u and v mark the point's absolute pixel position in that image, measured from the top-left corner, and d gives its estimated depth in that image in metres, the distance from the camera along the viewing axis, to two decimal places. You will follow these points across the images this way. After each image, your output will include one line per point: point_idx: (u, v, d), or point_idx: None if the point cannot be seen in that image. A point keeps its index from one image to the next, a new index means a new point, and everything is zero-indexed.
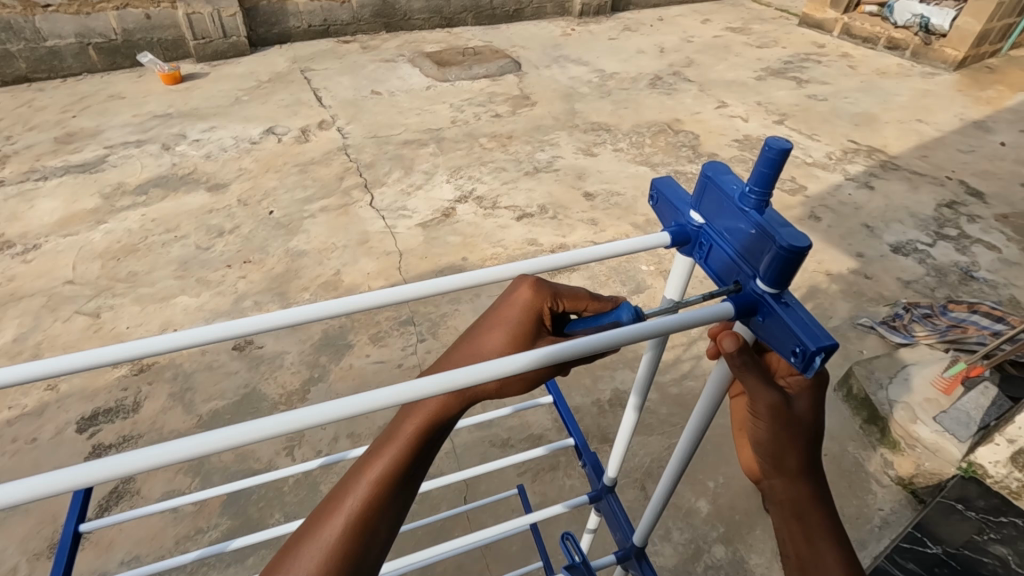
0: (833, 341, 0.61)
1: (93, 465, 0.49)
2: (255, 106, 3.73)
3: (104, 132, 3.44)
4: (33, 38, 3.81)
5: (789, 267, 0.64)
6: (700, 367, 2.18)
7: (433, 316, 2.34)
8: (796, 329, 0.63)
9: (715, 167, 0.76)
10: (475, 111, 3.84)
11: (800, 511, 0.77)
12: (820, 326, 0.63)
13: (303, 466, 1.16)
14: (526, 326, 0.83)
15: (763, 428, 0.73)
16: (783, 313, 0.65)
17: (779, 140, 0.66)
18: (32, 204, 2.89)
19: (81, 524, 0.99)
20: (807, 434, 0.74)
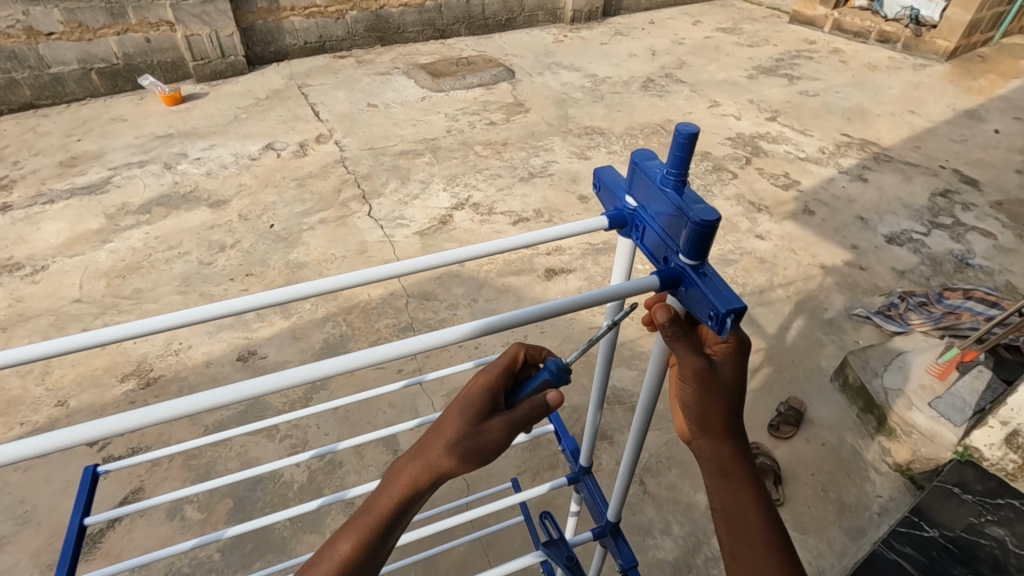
0: (743, 305, 0.64)
1: (85, 426, 0.59)
2: (254, 123, 3.80)
3: (107, 154, 3.52)
4: (37, 65, 3.90)
5: (704, 240, 0.66)
6: None
7: (430, 322, 2.39)
8: (710, 296, 0.66)
9: (642, 153, 0.80)
10: (470, 119, 3.90)
11: (727, 470, 0.81)
12: (731, 291, 0.66)
13: (294, 458, 1.20)
14: (486, 400, 0.79)
15: (689, 391, 0.76)
16: (701, 282, 0.68)
17: (687, 124, 0.69)
18: (37, 227, 2.95)
19: (86, 518, 0.99)
20: (729, 395, 0.77)
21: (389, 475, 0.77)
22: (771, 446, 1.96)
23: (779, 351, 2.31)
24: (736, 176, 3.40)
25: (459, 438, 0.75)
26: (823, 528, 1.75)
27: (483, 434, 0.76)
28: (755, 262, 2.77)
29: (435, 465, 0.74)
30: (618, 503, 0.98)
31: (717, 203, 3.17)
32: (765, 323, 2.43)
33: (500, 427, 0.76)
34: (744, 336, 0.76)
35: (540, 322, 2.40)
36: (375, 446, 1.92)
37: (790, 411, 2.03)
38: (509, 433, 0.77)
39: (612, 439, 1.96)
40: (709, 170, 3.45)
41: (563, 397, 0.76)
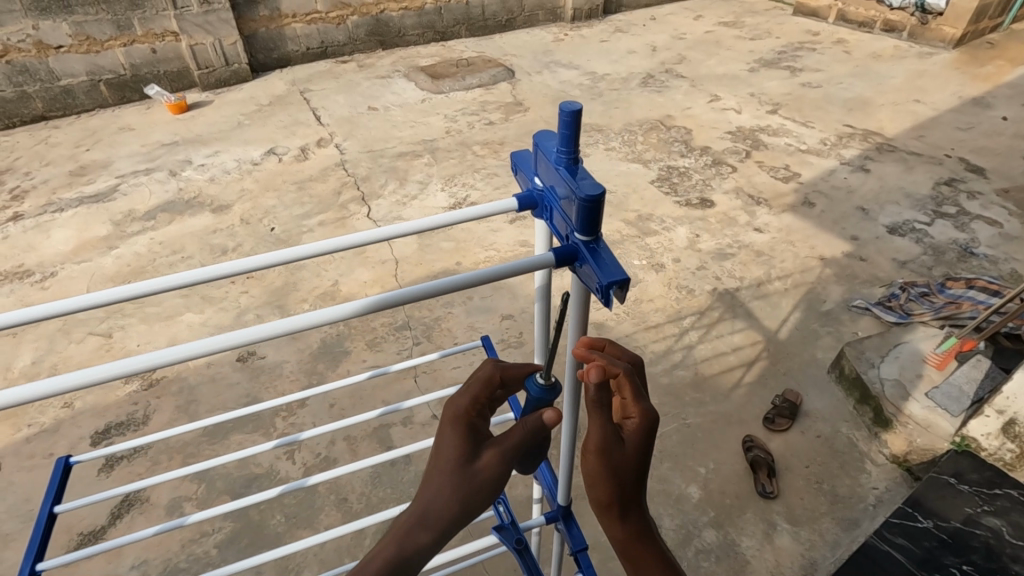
0: (627, 276, 0.66)
1: (68, 376, 0.60)
2: (256, 128, 3.87)
3: (114, 163, 3.60)
4: (47, 78, 4.00)
5: (591, 214, 0.68)
6: (690, 356, 2.24)
7: (426, 320, 2.41)
8: (595, 267, 0.67)
9: (545, 134, 0.83)
10: (469, 120, 3.93)
11: (632, 548, 0.79)
12: (617, 264, 0.67)
13: (257, 448, 1.20)
14: (465, 439, 0.75)
15: (588, 465, 0.74)
16: (591, 256, 0.69)
17: (571, 102, 0.73)
18: (47, 235, 3.03)
19: (58, 504, 0.96)
20: (629, 473, 0.75)
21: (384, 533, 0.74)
22: (766, 438, 1.95)
23: (775, 344, 2.30)
24: (735, 169, 3.38)
25: (450, 482, 0.73)
26: (815, 520, 1.73)
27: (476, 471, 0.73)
28: (752, 255, 2.75)
29: (431, 513, 0.73)
30: (565, 486, 0.94)
31: (716, 197, 3.16)
32: (761, 316, 2.41)
33: (490, 460, 0.74)
34: (648, 412, 0.75)
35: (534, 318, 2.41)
36: (369, 442, 1.95)
37: (785, 403, 2.02)
38: (502, 463, 0.74)
39: None
40: (708, 165, 3.43)
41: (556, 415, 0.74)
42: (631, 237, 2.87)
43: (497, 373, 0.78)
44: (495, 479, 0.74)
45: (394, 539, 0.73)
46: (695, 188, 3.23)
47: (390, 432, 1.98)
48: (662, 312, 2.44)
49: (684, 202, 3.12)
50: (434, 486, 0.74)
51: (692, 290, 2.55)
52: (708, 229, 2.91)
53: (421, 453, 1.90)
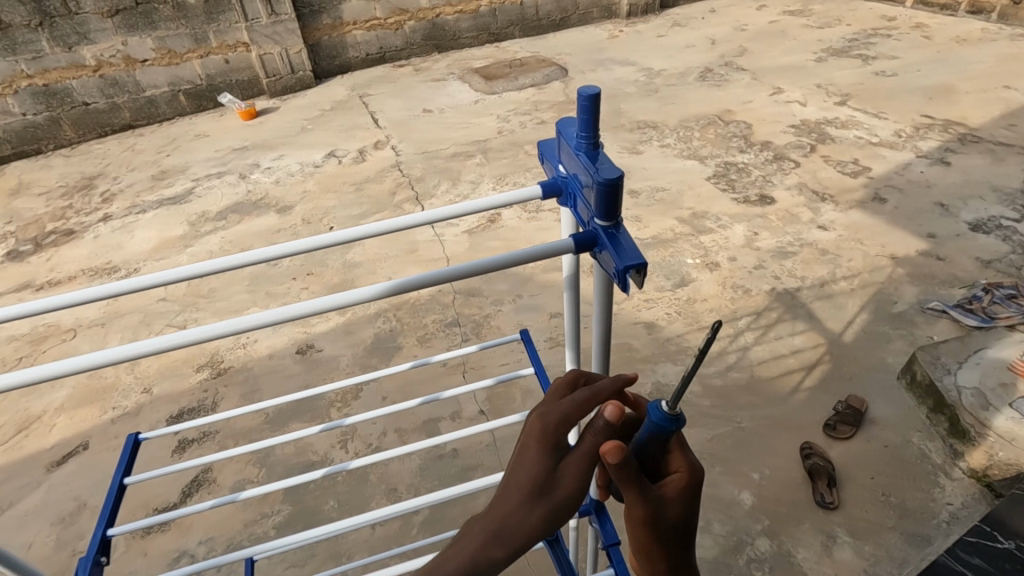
0: (644, 261, 0.65)
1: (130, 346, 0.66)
2: (318, 133, 4.04)
3: (191, 167, 3.86)
4: (134, 90, 4.34)
5: (610, 199, 0.67)
6: (746, 358, 2.16)
7: (476, 317, 2.44)
8: (613, 252, 0.67)
9: (567, 121, 0.83)
10: (521, 120, 3.95)
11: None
12: (635, 248, 0.67)
13: (304, 432, 1.21)
14: (549, 445, 0.64)
15: (637, 535, 0.66)
16: (610, 240, 0.68)
17: (590, 87, 0.73)
18: (131, 235, 3.29)
19: (127, 476, 1.02)
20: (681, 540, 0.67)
21: (453, 540, 0.62)
22: (827, 446, 1.85)
23: (839, 347, 2.17)
24: (799, 164, 3.22)
25: (530, 493, 0.62)
26: (879, 534, 1.63)
27: (559, 481, 0.63)
28: (815, 253, 2.62)
29: (510, 524, 0.61)
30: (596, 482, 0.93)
31: (777, 193, 3.02)
32: (825, 318, 2.29)
33: (575, 471, 0.63)
34: (692, 469, 0.65)
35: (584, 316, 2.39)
36: (418, 434, 1.99)
37: (848, 410, 1.91)
38: (586, 477, 0.63)
39: None
40: (769, 160, 3.29)
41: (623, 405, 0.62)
42: (685, 235, 2.79)
43: (595, 393, 0.68)
44: (578, 493, 0.63)
45: (466, 548, 0.61)
46: (754, 185, 3.10)
47: (439, 424, 2.02)
48: (717, 312, 2.36)
49: (742, 199, 3.00)
50: (512, 496, 0.62)
51: (749, 290, 2.46)
52: (768, 227, 2.79)
53: (469, 448, 1.93)
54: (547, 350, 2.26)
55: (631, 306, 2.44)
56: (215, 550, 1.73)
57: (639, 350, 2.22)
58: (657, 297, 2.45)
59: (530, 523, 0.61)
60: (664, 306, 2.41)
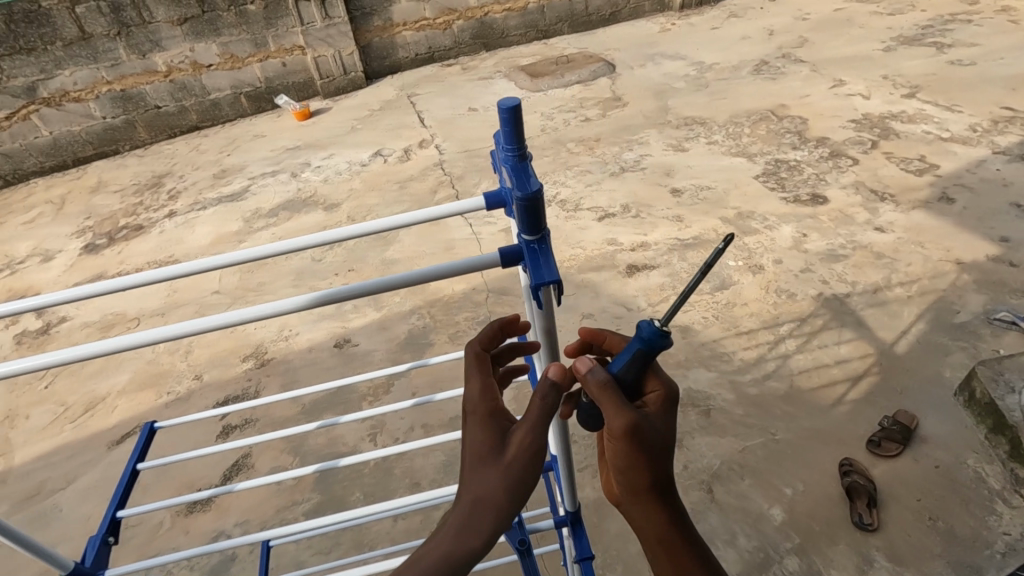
0: (554, 278, 0.72)
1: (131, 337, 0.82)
2: (366, 132, 4.15)
3: (248, 166, 4.06)
4: (200, 94, 4.61)
5: (527, 216, 0.71)
6: (786, 367, 2.06)
7: (509, 316, 2.44)
8: (531, 268, 0.73)
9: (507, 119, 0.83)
10: (565, 117, 3.91)
11: (667, 536, 0.76)
12: (549, 265, 0.73)
13: (300, 429, 1.33)
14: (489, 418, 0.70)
15: (619, 451, 0.70)
16: (529, 255, 0.74)
17: (509, 98, 0.71)
18: (192, 230, 3.50)
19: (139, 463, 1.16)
20: (663, 454, 0.71)
21: (428, 541, 0.66)
22: (869, 463, 1.73)
23: (890, 357, 2.03)
24: (857, 162, 3.03)
25: (488, 466, 0.67)
26: (923, 561, 1.52)
27: (510, 446, 0.68)
28: (870, 257, 2.46)
29: (475, 502, 0.65)
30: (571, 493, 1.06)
31: (830, 192, 2.86)
32: (875, 326, 2.15)
33: (522, 432, 0.68)
34: (669, 383, 0.73)
35: (616, 318, 2.35)
36: (444, 431, 2.02)
37: (896, 426, 1.78)
38: (536, 435, 0.68)
39: (681, 441, 1.87)
40: (824, 157, 3.11)
41: (563, 365, 0.69)
42: (728, 235, 2.69)
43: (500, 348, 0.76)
44: (531, 452, 0.67)
45: (440, 542, 0.64)
46: (806, 184, 2.94)
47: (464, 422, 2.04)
48: (757, 317, 2.26)
49: (792, 199, 2.86)
50: (472, 477, 0.67)
51: (793, 294, 2.34)
52: (819, 228, 2.64)
53: None
54: None
55: (666, 308, 2.37)
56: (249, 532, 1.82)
57: (671, 354, 2.16)
58: (694, 300, 2.37)
59: (495, 495, 0.65)
60: (701, 309, 2.33)
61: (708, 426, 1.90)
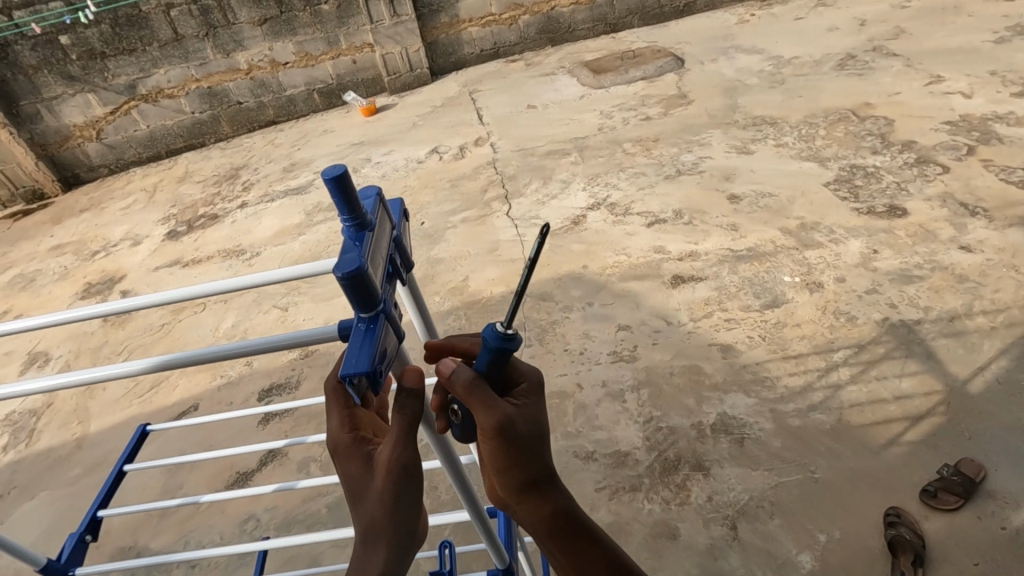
0: (370, 367, 0.59)
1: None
2: (426, 129, 4.22)
3: (315, 161, 4.24)
4: (277, 90, 4.87)
5: (352, 292, 0.61)
6: (836, 398, 1.88)
7: (543, 322, 2.40)
8: (349, 353, 0.61)
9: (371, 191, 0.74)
10: (625, 116, 3.78)
11: (559, 525, 0.74)
12: (371, 350, 0.60)
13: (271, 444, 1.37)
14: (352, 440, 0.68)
15: (494, 453, 0.67)
16: (357, 338, 0.62)
17: (335, 168, 0.64)
18: (259, 221, 3.71)
19: (124, 466, 1.34)
20: (537, 447, 0.69)
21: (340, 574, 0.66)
22: (920, 517, 1.56)
23: (960, 397, 1.81)
24: (947, 169, 2.72)
25: (367, 494, 0.66)
26: None
27: (378, 468, 0.65)
28: (950, 279, 2.20)
29: (369, 527, 0.65)
30: (486, 528, 0.90)
31: (911, 204, 2.58)
32: (947, 360, 1.92)
33: (387, 450, 0.65)
34: (534, 375, 0.71)
35: (654, 331, 2.24)
36: None
37: (957, 477, 1.58)
38: (401, 447, 0.65)
39: (708, 470, 1.77)
40: (909, 164, 2.81)
41: (422, 366, 0.65)
42: (787, 248, 2.49)
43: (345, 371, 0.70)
44: (402, 462, 0.65)
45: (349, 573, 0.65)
46: (883, 193, 2.67)
47: None
48: (809, 341, 2.08)
49: (865, 209, 2.60)
50: (358, 507, 0.66)
51: (854, 317, 2.13)
52: (893, 244, 2.39)
53: None
54: (608, 364, 2.15)
55: (709, 324, 2.24)
56: (276, 519, 1.92)
57: (709, 374, 2.03)
58: (740, 318, 2.22)
59: (383, 513, 0.65)
60: (746, 328, 2.18)
61: (740, 456, 1.78)
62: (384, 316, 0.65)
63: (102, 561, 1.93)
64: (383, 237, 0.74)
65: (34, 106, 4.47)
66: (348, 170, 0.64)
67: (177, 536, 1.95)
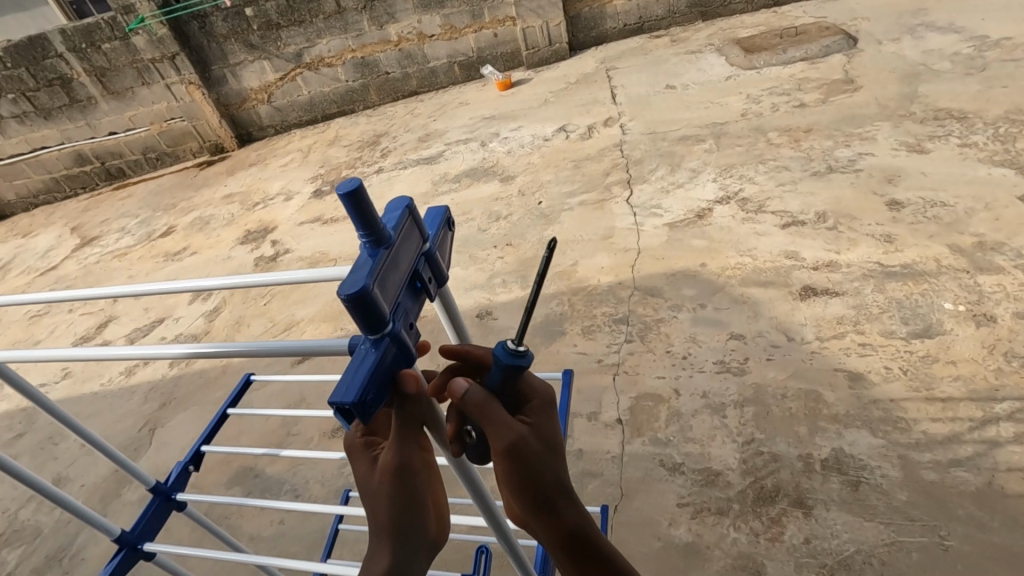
0: (358, 397, 0.58)
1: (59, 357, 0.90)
2: (558, 106, 4.16)
3: (448, 132, 4.39)
4: (421, 62, 5.07)
5: (354, 314, 0.59)
6: (989, 457, 1.59)
7: (647, 319, 2.29)
8: (345, 378, 0.60)
9: (400, 203, 0.72)
10: (774, 101, 3.41)
11: (570, 542, 0.71)
12: (365, 378, 0.59)
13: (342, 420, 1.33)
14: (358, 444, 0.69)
15: (503, 469, 0.66)
16: (356, 361, 0.61)
17: (354, 180, 0.62)
18: (391, 187, 3.95)
19: (229, 408, 1.48)
20: (546, 460, 0.68)
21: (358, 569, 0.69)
22: None
23: None
24: None
25: (371, 495, 0.67)
26: None
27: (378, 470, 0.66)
28: None
29: (376, 525, 0.67)
30: (508, 547, 0.85)
31: None
32: None
33: (385, 453, 0.66)
34: (544, 387, 0.72)
35: (771, 346, 2.04)
36: None
37: None
38: (397, 450, 0.65)
39: (810, 509, 1.59)
40: None
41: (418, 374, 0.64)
42: (954, 269, 2.11)
43: None
44: (399, 463, 0.65)
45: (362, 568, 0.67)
46: None
47: (572, 421, 2.00)
48: (964, 384, 1.76)
49: None
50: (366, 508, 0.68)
51: None
52: None
53: (595, 454, 1.88)
54: (712, 374, 2.00)
55: (838, 348, 1.98)
56: None
57: (829, 404, 1.81)
58: (879, 345, 1.94)
59: (386, 513, 0.66)
60: (884, 357, 1.90)
61: (852, 501, 1.58)
62: (389, 339, 0.63)
63: (230, 475, 2.24)
64: (406, 250, 0.71)
65: (222, 71, 5.12)
66: (364, 184, 0.61)
67: (288, 467, 2.19)
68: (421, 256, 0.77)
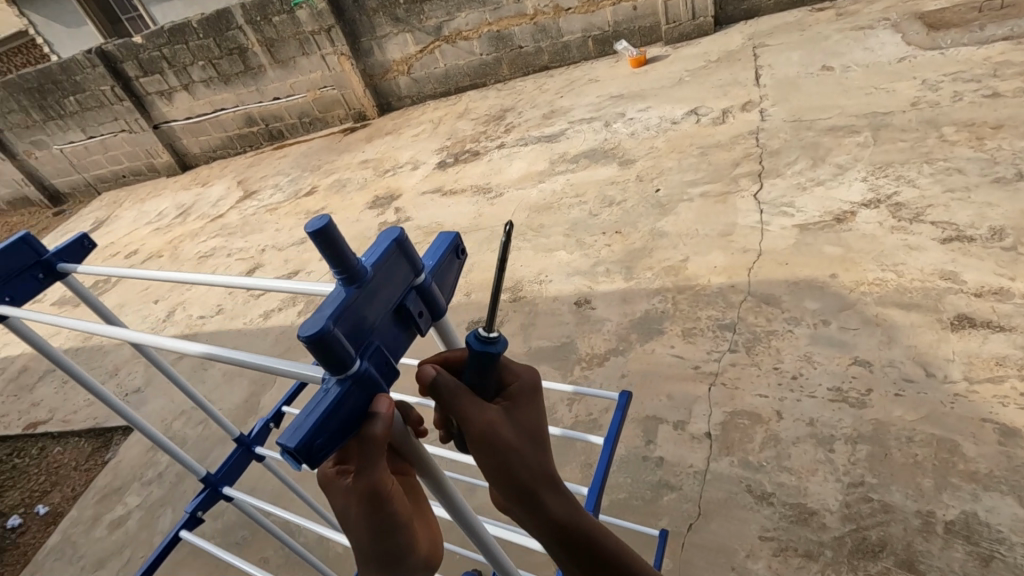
0: (304, 439, 0.60)
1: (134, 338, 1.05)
2: (693, 86, 3.88)
3: (573, 110, 4.31)
4: (555, 36, 4.99)
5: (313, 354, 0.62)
6: None
7: (757, 330, 2.09)
8: (302, 414, 0.63)
9: (389, 239, 0.74)
10: (958, 89, 2.89)
11: (565, 537, 0.67)
12: (318, 418, 0.62)
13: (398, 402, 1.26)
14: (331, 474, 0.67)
15: (484, 461, 0.65)
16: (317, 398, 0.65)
17: (327, 221, 0.64)
18: (510, 164, 3.98)
19: None
20: (527, 453, 0.65)
21: None
22: None
23: None
24: None
25: (349, 523, 0.66)
26: None
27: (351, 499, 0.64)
28: None
29: (360, 548, 0.66)
30: (487, 548, 0.82)
31: None
32: None
33: (353, 481, 0.64)
34: (527, 370, 0.70)
35: (902, 379, 1.77)
36: (634, 428, 1.94)
37: None
38: (366, 474, 0.64)
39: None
40: None
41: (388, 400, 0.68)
42: None
43: None
44: (370, 487, 0.63)
45: None
46: None
47: (657, 427, 1.91)
48: None
49: None
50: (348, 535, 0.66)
51: None
52: None
53: (675, 466, 1.78)
54: (824, 401, 1.79)
55: (990, 394, 1.67)
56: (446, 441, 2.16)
57: (968, 458, 1.54)
58: None
59: (366, 537, 0.65)
60: None
61: None
62: (352, 378, 0.66)
63: None
64: (389, 286, 0.73)
65: (369, 43, 5.45)
66: (334, 224, 0.63)
67: None
68: (412, 289, 0.79)
